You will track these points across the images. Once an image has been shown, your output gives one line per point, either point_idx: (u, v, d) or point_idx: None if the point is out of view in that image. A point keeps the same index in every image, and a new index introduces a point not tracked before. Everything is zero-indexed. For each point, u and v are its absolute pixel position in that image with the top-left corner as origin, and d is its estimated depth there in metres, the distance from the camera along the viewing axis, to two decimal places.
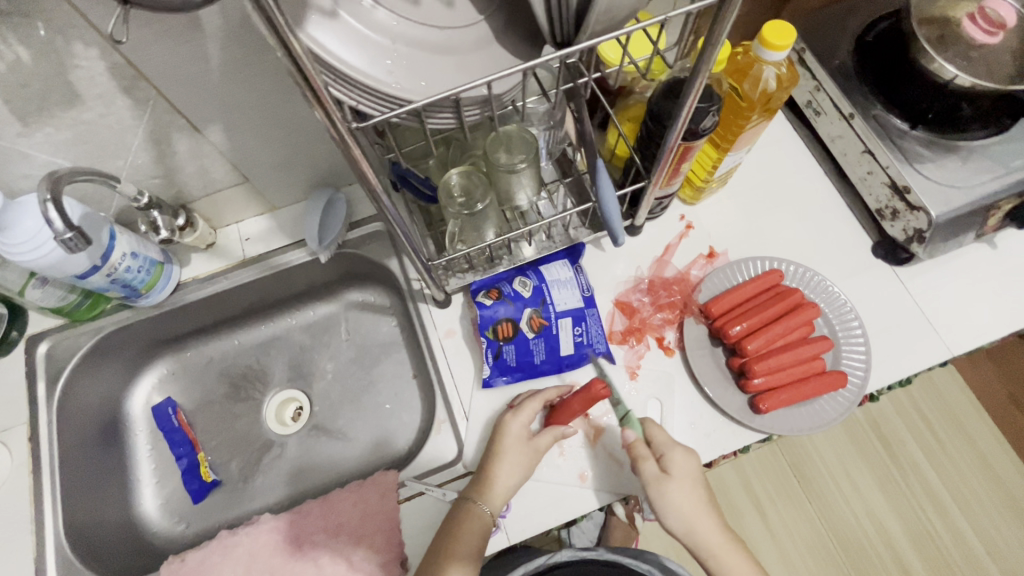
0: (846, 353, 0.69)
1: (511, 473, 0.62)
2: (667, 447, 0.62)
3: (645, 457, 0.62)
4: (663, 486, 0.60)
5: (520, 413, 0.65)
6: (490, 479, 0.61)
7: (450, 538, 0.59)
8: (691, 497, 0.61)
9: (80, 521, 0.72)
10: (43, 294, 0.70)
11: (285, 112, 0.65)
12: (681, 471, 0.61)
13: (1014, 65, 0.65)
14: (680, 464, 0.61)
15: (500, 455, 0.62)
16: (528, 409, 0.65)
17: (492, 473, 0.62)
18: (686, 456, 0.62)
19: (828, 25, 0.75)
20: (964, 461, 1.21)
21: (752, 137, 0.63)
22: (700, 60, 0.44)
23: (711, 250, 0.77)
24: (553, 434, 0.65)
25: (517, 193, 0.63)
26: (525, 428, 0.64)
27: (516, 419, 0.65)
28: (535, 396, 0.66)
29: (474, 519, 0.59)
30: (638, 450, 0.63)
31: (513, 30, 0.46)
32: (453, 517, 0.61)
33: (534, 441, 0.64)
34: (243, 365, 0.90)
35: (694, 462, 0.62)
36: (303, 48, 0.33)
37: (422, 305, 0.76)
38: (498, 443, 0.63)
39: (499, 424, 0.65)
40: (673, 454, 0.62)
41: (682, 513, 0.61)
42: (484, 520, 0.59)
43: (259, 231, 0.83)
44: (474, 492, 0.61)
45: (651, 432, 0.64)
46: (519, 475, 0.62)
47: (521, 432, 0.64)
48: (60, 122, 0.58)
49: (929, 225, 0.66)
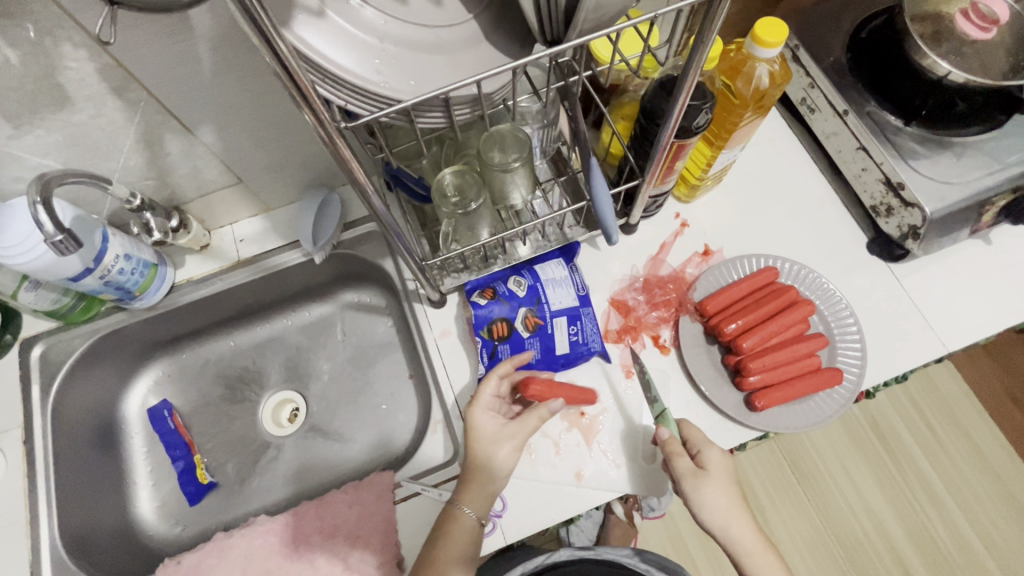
0: (842, 349, 0.69)
1: (493, 467, 0.60)
2: (703, 443, 0.61)
3: (680, 453, 0.60)
4: (701, 483, 0.59)
5: (481, 402, 0.63)
6: (471, 479, 0.60)
7: (438, 543, 0.58)
8: (727, 495, 0.60)
9: (75, 525, 0.72)
10: (36, 297, 0.70)
11: (277, 112, 0.65)
12: (716, 468, 0.60)
13: (1008, 61, 0.65)
14: (715, 460, 0.60)
15: (474, 451, 0.60)
16: (488, 394, 0.63)
17: (472, 471, 0.60)
18: (721, 453, 0.61)
19: (822, 21, 0.75)
20: (962, 456, 1.21)
21: (746, 135, 0.63)
22: (692, 58, 0.44)
23: (706, 247, 0.77)
24: (534, 414, 0.62)
25: (511, 192, 0.63)
26: (491, 415, 0.62)
27: (480, 410, 0.62)
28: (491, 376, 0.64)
29: (463, 522, 0.59)
30: (672, 447, 0.61)
31: (504, 28, 0.46)
32: (440, 521, 0.60)
33: (506, 426, 0.62)
34: (239, 366, 0.90)
35: (728, 458, 0.61)
36: (289, 48, 0.33)
37: (417, 305, 0.76)
38: (468, 439, 0.61)
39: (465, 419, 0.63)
40: (708, 451, 0.61)
41: (719, 512, 0.59)
42: (473, 520, 0.59)
43: (253, 232, 0.83)
44: (458, 493, 0.60)
45: (687, 429, 0.63)
46: (503, 465, 0.60)
47: (490, 421, 0.62)
48: (51, 124, 0.58)
49: (923, 221, 0.65)
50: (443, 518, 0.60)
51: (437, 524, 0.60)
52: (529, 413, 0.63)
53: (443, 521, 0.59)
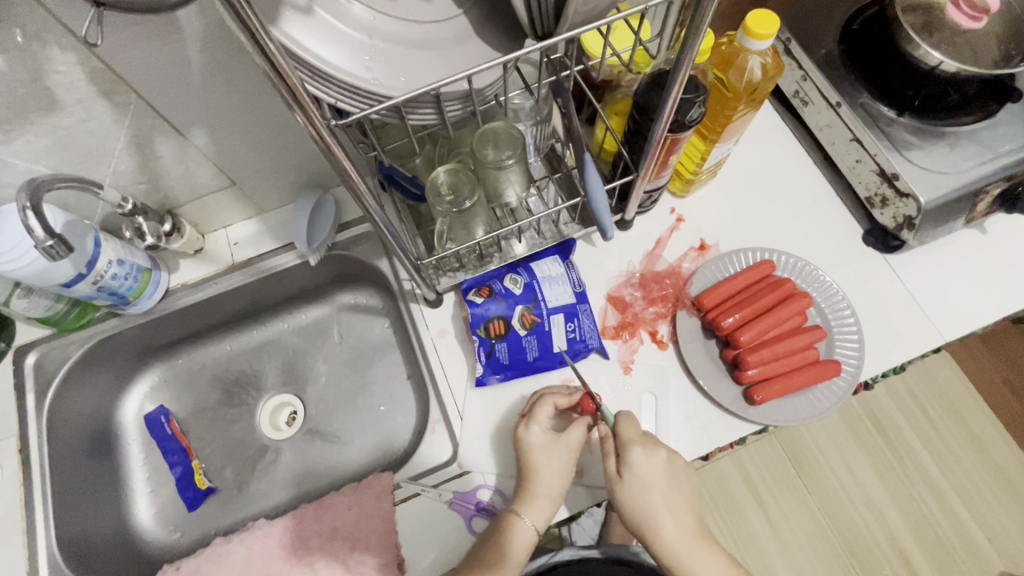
0: (839, 342, 0.69)
1: (553, 479, 0.61)
2: (626, 448, 0.60)
3: (607, 454, 0.62)
4: (615, 487, 0.61)
5: (536, 420, 0.63)
6: (532, 490, 0.60)
7: (487, 549, 0.59)
8: (645, 502, 0.60)
9: (71, 533, 0.71)
10: (29, 304, 0.69)
11: (269, 112, 0.65)
12: (635, 476, 0.59)
13: (999, 50, 0.65)
14: (637, 466, 0.59)
15: (534, 467, 0.61)
16: (542, 413, 0.63)
17: (533, 485, 0.60)
18: (644, 461, 0.59)
19: (814, 13, 0.75)
20: (960, 446, 1.22)
21: (740, 127, 0.63)
22: (684, 49, 0.43)
23: (702, 242, 0.77)
24: (582, 425, 0.64)
25: (506, 190, 0.63)
26: (548, 433, 0.63)
27: (535, 428, 0.63)
28: (544, 401, 0.64)
29: (525, 530, 0.59)
30: (605, 446, 0.63)
31: (493, 23, 0.45)
32: (496, 528, 0.60)
33: (561, 444, 0.62)
34: (236, 370, 0.90)
35: (655, 464, 0.60)
36: (277, 46, 0.33)
37: (414, 305, 0.75)
38: (526, 457, 0.62)
39: (519, 438, 0.63)
40: (628, 455, 0.59)
41: (635, 517, 0.61)
42: (534, 527, 0.59)
43: (248, 235, 0.82)
44: (520, 503, 0.60)
45: (621, 427, 0.62)
46: (557, 478, 0.61)
47: (548, 438, 0.62)
48: (40, 129, 0.58)
49: (918, 211, 0.66)
50: (500, 524, 0.60)
51: (494, 532, 0.60)
52: (575, 422, 0.64)
53: (503, 529, 0.59)
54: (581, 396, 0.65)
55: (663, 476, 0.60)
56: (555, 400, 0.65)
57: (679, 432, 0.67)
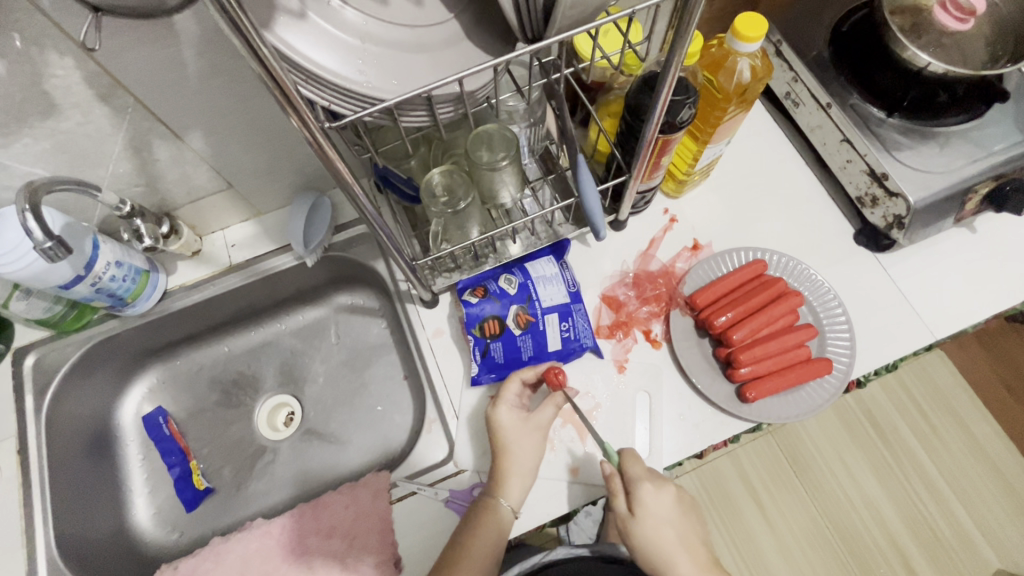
0: (831, 340, 0.70)
1: (524, 458, 0.62)
2: (636, 484, 0.60)
3: (616, 492, 0.61)
4: (629, 526, 0.60)
5: (505, 399, 0.65)
6: (506, 470, 0.62)
7: (467, 534, 0.59)
8: (660, 538, 0.60)
9: (70, 533, 0.72)
10: (28, 306, 0.70)
11: (265, 115, 0.65)
12: (647, 511, 0.59)
13: (987, 51, 0.66)
14: (647, 503, 0.60)
15: (505, 447, 0.63)
16: (510, 391, 0.66)
17: (506, 464, 0.62)
18: (655, 495, 0.60)
19: (805, 16, 0.76)
20: (956, 444, 1.22)
21: (731, 129, 0.64)
22: (672, 51, 0.44)
23: (695, 242, 0.78)
24: (551, 403, 0.66)
25: (500, 191, 0.63)
26: (517, 412, 0.65)
27: (504, 408, 0.65)
28: (512, 377, 0.67)
29: (503, 513, 0.60)
30: (612, 484, 0.62)
31: (484, 27, 0.46)
32: (473, 514, 0.61)
33: (529, 422, 0.65)
34: (234, 371, 0.90)
35: (663, 498, 0.60)
36: (270, 51, 0.33)
37: (410, 305, 0.76)
38: (497, 436, 0.63)
39: (490, 419, 0.65)
40: (639, 492, 0.60)
41: (651, 557, 0.60)
42: (512, 509, 0.60)
43: (245, 236, 0.83)
44: (495, 485, 0.62)
45: (628, 465, 0.62)
46: (528, 456, 0.63)
47: (516, 417, 0.65)
48: (39, 132, 0.58)
49: (908, 211, 0.66)
50: (476, 510, 0.61)
51: (471, 519, 0.60)
52: (545, 403, 0.66)
53: (480, 514, 0.60)
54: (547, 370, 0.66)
55: (673, 511, 0.60)
56: (522, 375, 0.67)
57: (672, 430, 0.67)
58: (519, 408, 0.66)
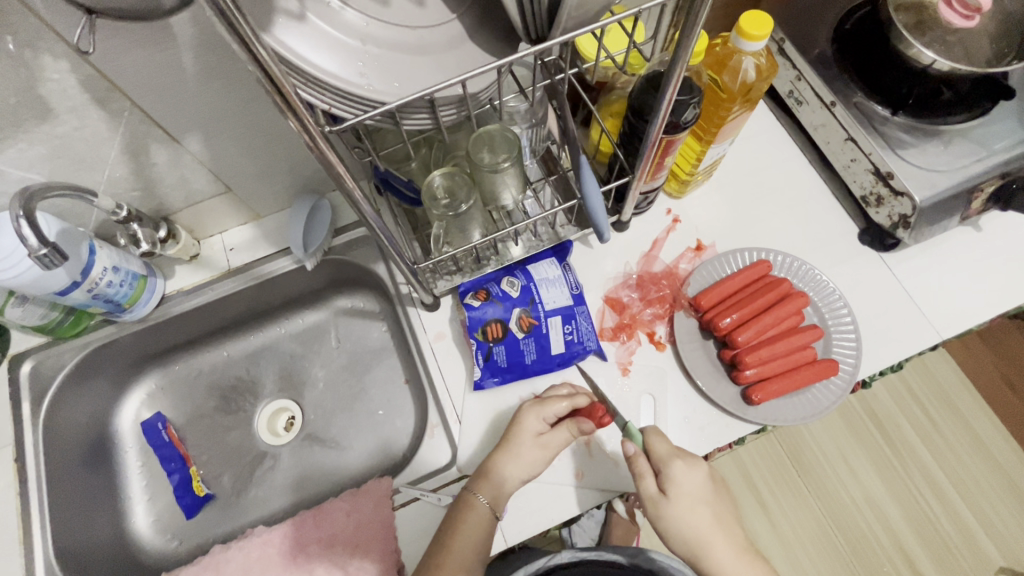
0: (837, 341, 0.69)
1: (514, 464, 0.61)
2: (665, 463, 0.59)
3: (643, 474, 0.60)
4: (661, 507, 0.58)
5: (541, 408, 0.64)
6: (490, 470, 0.62)
7: (448, 533, 0.59)
8: (695, 518, 0.58)
9: (69, 542, 0.71)
10: (23, 312, 0.69)
11: (263, 118, 0.64)
12: (681, 490, 0.58)
13: (992, 48, 0.65)
14: (679, 481, 0.58)
15: (512, 449, 0.62)
16: (553, 407, 0.65)
17: (495, 463, 0.62)
18: (686, 473, 0.59)
19: (808, 14, 0.75)
20: (958, 441, 1.22)
21: (735, 128, 0.63)
22: (678, 50, 0.43)
23: (699, 242, 0.77)
24: (567, 430, 0.64)
25: (502, 193, 0.62)
26: (541, 424, 0.64)
27: (534, 413, 0.64)
28: (564, 397, 0.65)
29: (481, 510, 0.60)
30: (637, 466, 0.60)
31: (486, 27, 0.45)
32: (454, 511, 0.61)
33: (545, 438, 0.63)
34: (233, 376, 0.89)
35: (695, 476, 0.59)
36: (269, 53, 0.33)
37: (412, 309, 0.75)
38: (512, 433, 0.63)
39: (517, 412, 0.65)
40: (669, 470, 0.58)
41: (685, 539, 0.58)
42: (490, 507, 0.60)
43: (243, 240, 0.82)
44: (477, 482, 0.62)
45: (652, 443, 0.60)
46: (523, 468, 0.61)
47: (537, 429, 0.64)
48: (33, 137, 0.57)
49: (914, 210, 0.66)
50: (457, 508, 0.61)
51: (452, 518, 0.60)
52: (562, 427, 0.65)
53: (460, 512, 0.60)
54: (594, 402, 0.65)
55: (706, 490, 0.59)
56: (577, 400, 0.65)
57: (678, 433, 0.67)
58: (546, 424, 0.65)
